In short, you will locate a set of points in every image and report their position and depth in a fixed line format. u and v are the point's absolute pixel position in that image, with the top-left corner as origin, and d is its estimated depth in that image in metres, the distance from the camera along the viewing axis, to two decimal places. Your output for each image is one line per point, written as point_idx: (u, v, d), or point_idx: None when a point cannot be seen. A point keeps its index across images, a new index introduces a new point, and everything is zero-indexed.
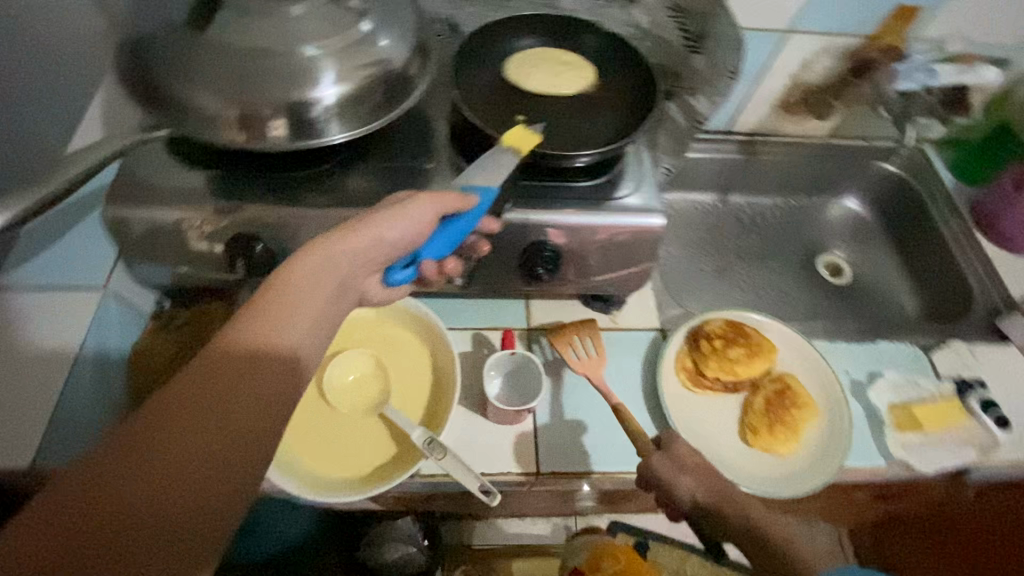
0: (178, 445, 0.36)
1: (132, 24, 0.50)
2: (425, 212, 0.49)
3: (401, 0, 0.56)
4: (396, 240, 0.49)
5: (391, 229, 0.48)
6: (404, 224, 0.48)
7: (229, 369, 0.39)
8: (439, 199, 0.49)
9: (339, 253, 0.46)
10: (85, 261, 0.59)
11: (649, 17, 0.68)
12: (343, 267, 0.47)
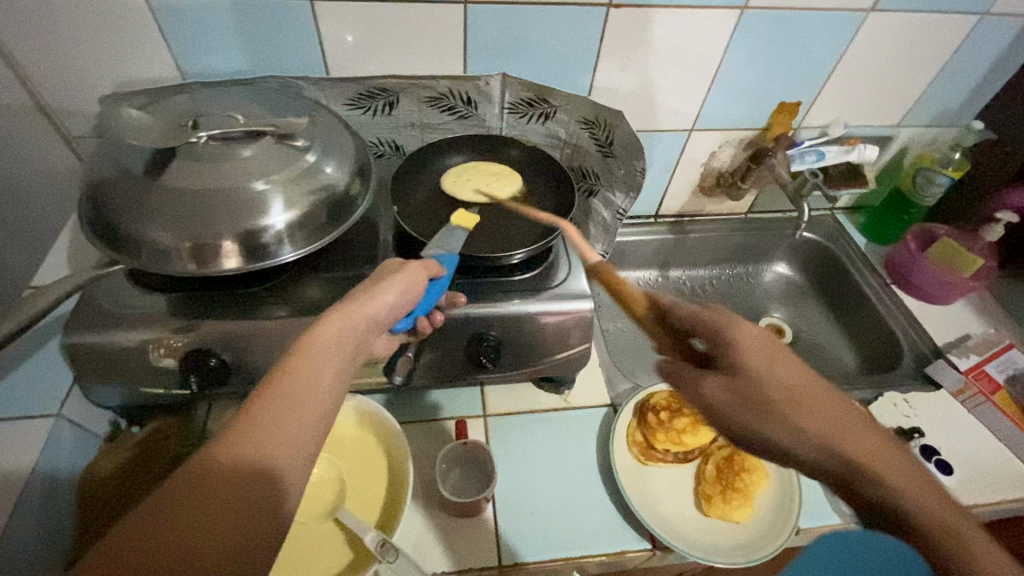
0: (203, 516, 0.35)
1: (97, 172, 0.56)
2: (417, 277, 0.53)
3: (343, 133, 0.64)
4: (392, 305, 0.51)
5: (387, 293, 0.50)
6: (398, 289, 0.51)
7: (252, 435, 0.39)
8: (428, 264, 0.54)
9: (358, 316, 0.48)
10: (30, 393, 0.59)
11: (565, 129, 0.79)
12: (360, 332, 0.48)
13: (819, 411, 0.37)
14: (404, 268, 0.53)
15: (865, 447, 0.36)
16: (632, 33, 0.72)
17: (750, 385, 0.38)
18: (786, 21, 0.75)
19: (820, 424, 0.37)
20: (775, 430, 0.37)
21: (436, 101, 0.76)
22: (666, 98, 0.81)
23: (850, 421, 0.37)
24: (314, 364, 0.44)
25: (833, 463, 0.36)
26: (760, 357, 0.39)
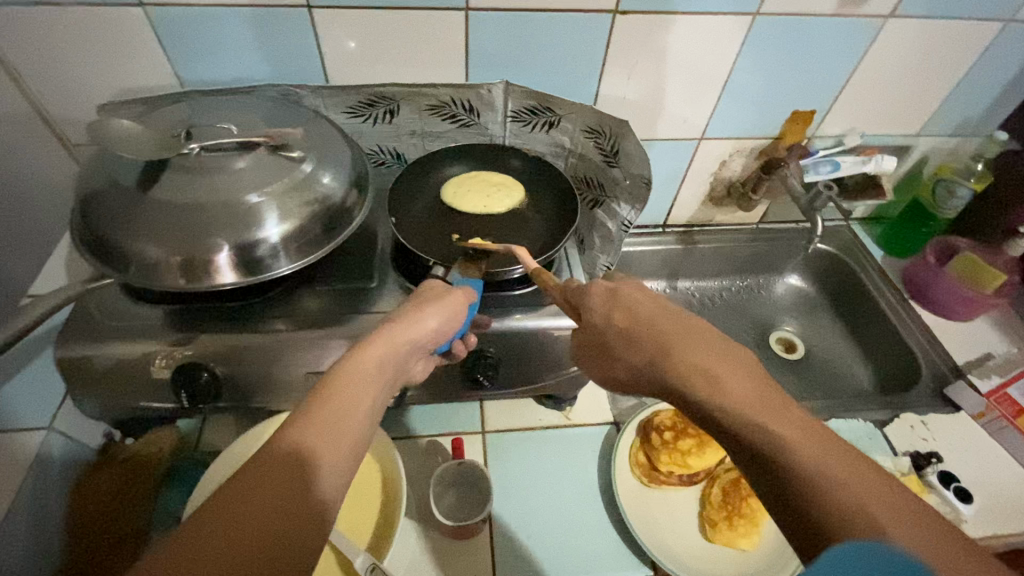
0: (233, 541, 0.32)
1: (91, 183, 0.55)
2: (459, 303, 0.52)
3: (341, 143, 0.63)
4: (434, 330, 0.50)
5: (431, 318, 0.49)
6: (443, 314, 0.50)
7: (296, 448, 0.37)
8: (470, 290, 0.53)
9: (399, 341, 0.47)
10: (30, 402, 0.59)
11: (569, 138, 0.77)
12: (399, 356, 0.46)
13: (644, 335, 0.42)
14: (446, 293, 0.52)
15: (682, 361, 0.39)
16: (640, 40, 0.70)
17: (599, 330, 0.45)
18: (800, 27, 0.72)
19: (647, 347, 0.42)
20: (611, 363, 0.45)
21: (437, 109, 0.74)
22: (675, 107, 0.79)
23: (673, 336, 0.41)
24: (365, 381, 0.43)
25: (662, 384, 0.41)
26: (601, 305, 0.46)
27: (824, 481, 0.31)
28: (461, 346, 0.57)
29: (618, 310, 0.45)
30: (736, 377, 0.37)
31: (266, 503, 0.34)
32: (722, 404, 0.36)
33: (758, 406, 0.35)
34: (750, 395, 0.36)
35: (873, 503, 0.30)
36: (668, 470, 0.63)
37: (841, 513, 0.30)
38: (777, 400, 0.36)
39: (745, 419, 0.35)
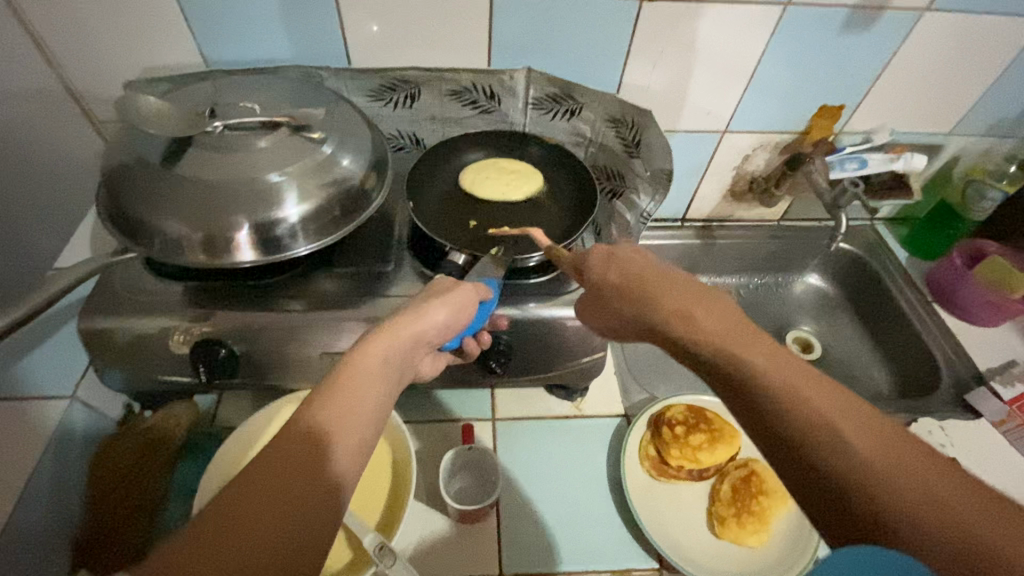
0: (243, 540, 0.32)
1: (116, 158, 0.56)
2: (468, 299, 0.51)
3: (361, 126, 0.63)
4: (442, 325, 0.49)
5: (437, 313, 0.48)
6: (450, 309, 0.49)
7: (303, 443, 0.37)
8: (479, 286, 0.52)
9: (407, 334, 0.46)
10: (56, 373, 0.61)
11: (591, 127, 0.77)
12: (408, 348, 0.46)
13: (634, 287, 0.45)
14: (455, 288, 0.51)
15: (665, 308, 0.43)
16: (666, 28, 0.69)
17: (598, 289, 0.48)
18: (832, 19, 0.70)
19: (636, 299, 0.45)
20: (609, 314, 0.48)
21: (458, 95, 0.74)
22: (699, 98, 0.78)
23: (658, 285, 0.44)
24: (374, 371, 0.43)
25: (651, 331, 0.44)
26: (598, 266, 0.48)
27: (790, 401, 0.34)
28: (474, 345, 0.57)
29: (612, 268, 0.48)
30: (714, 320, 0.41)
31: (282, 488, 0.35)
32: (701, 344, 0.40)
33: (732, 341, 0.39)
34: (727, 333, 0.39)
35: (836, 417, 0.33)
36: (678, 465, 0.62)
37: (806, 427, 0.33)
38: (753, 336, 0.39)
39: (720, 354, 0.39)
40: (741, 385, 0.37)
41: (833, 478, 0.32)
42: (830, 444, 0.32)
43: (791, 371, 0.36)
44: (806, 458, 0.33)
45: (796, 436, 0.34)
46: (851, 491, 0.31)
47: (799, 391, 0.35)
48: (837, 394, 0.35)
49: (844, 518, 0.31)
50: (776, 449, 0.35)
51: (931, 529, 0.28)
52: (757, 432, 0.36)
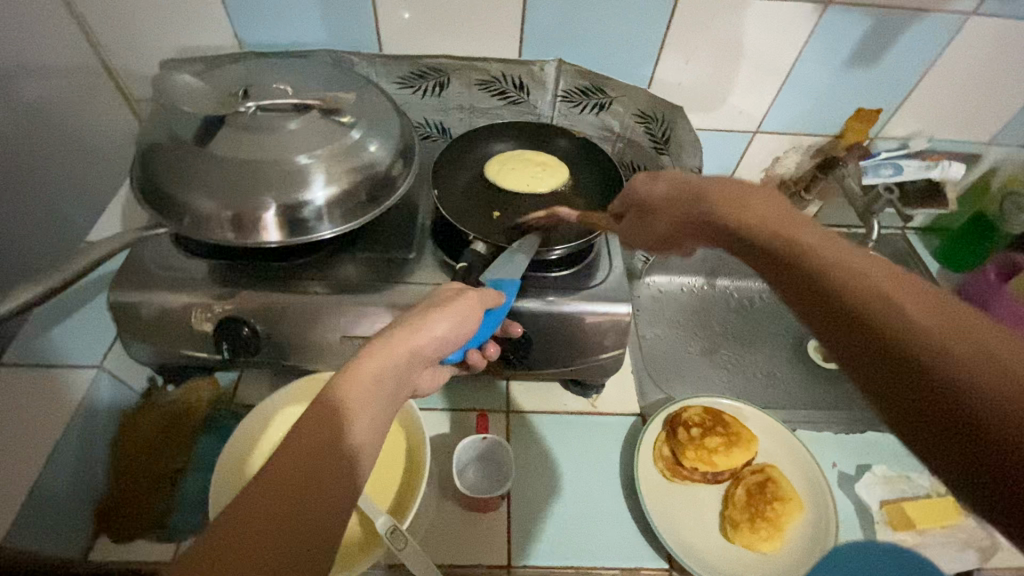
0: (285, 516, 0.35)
1: (151, 134, 0.57)
2: (471, 309, 0.50)
3: (390, 112, 0.63)
4: (443, 337, 0.48)
5: (439, 325, 0.48)
6: (451, 320, 0.48)
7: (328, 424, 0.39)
8: (483, 296, 0.52)
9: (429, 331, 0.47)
10: (85, 343, 0.63)
11: (619, 122, 0.76)
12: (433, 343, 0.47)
13: (681, 193, 0.48)
14: (458, 298, 0.50)
15: (711, 196, 0.45)
16: (701, 24, 0.68)
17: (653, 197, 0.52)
18: (874, 19, 0.69)
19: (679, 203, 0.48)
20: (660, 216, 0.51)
21: (488, 85, 0.74)
22: (731, 96, 0.76)
23: (707, 185, 0.46)
24: (399, 357, 0.45)
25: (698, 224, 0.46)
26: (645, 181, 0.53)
27: (834, 267, 0.34)
28: (477, 355, 0.58)
29: (662, 181, 0.51)
30: (763, 207, 0.41)
31: (312, 465, 0.37)
32: (745, 229, 0.41)
33: (777, 223, 0.39)
34: (771, 218, 0.40)
35: (884, 280, 0.32)
36: (692, 466, 0.62)
37: (851, 286, 0.33)
38: (798, 222, 0.39)
39: (767, 233, 0.39)
40: (785, 257, 0.37)
41: (883, 328, 0.31)
42: (878, 300, 0.31)
43: (834, 246, 0.36)
44: (829, 299, 0.33)
45: (841, 299, 0.33)
46: (900, 340, 0.30)
47: (842, 260, 0.34)
48: (884, 264, 0.33)
49: (888, 369, 0.30)
50: (819, 314, 0.34)
51: (940, 342, 0.29)
52: (798, 303, 0.36)
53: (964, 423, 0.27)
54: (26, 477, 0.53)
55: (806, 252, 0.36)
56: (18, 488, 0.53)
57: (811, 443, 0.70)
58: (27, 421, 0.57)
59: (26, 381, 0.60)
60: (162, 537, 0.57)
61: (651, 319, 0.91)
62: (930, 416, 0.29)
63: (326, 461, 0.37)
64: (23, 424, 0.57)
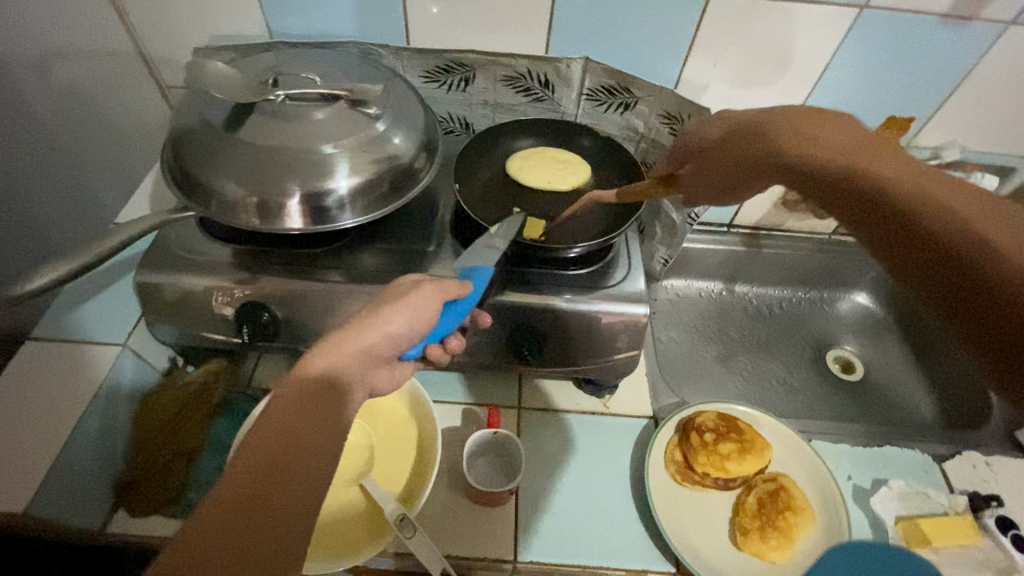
0: (279, 465, 0.38)
1: (182, 120, 0.58)
2: (429, 304, 0.48)
3: (415, 105, 0.63)
4: (400, 334, 0.47)
5: (392, 321, 0.46)
6: (406, 315, 0.47)
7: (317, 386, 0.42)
8: (442, 288, 0.49)
9: (395, 314, 0.47)
10: (110, 321, 0.64)
11: (643, 122, 0.76)
12: (404, 325, 0.47)
13: (743, 133, 0.54)
14: (414, 291, 0.48)
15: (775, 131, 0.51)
16: (732, 24, 0.67)
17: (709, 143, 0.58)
18: (911, 24, 0.67)
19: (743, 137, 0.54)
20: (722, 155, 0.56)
21: (513, 81, 0.73)
22: (759, 99, 0.76)
23: (768, 125, 0.52)
24: (380, 325, 0.46)
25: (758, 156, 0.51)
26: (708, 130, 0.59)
27: (888, 183, 0.40)
28: (438, 350, 0.56)
29: (718, 128, 0.57)
30: (824, 136, 0.47)
31: (303, 420, 0.40)
32: (802, 157, 0.47)
33: (834, 150, 0.45)
34: (829, 147, 0.46)
35: (932, 189, 0.38)
36: (704, 472, 0.61)
37: (903, 198, 0.39)
38: (861, 145, 0.45)
39: (824, 160, 0.45)
40: (840, 177, 0.43)
41: (929, 230, 0.37)
42: (930, 207, 0.38)
43: (894, 165, 0.42)
44: (880, 203, 0.40)
45: (895, 208, 0.39)
46: (946, 236, 0.36)
47: (895, 176, 0.41)
48: (937, 175, 0.40)
49: (930, 263, 0.37)
50: (875, 223, 0.41)
51: (976, 229, 0.35)
52: (854, 215, 0.43)
53: (994, 296, 0.34)
54: (48, 449, 0.55)
55: (862, 171, 0.42)
56: (41, 460, 0.54)
57: (827, 454, 0.69)
58: (51, 394, 0.59)
59: (52, 356, 0.62)
60: (176, 513, 0.58)
61: (667, 322, 0.90)
62: (967, 294, 0.35)
63: (273, 487, 0.38)
64: (47, 397, 0.58)
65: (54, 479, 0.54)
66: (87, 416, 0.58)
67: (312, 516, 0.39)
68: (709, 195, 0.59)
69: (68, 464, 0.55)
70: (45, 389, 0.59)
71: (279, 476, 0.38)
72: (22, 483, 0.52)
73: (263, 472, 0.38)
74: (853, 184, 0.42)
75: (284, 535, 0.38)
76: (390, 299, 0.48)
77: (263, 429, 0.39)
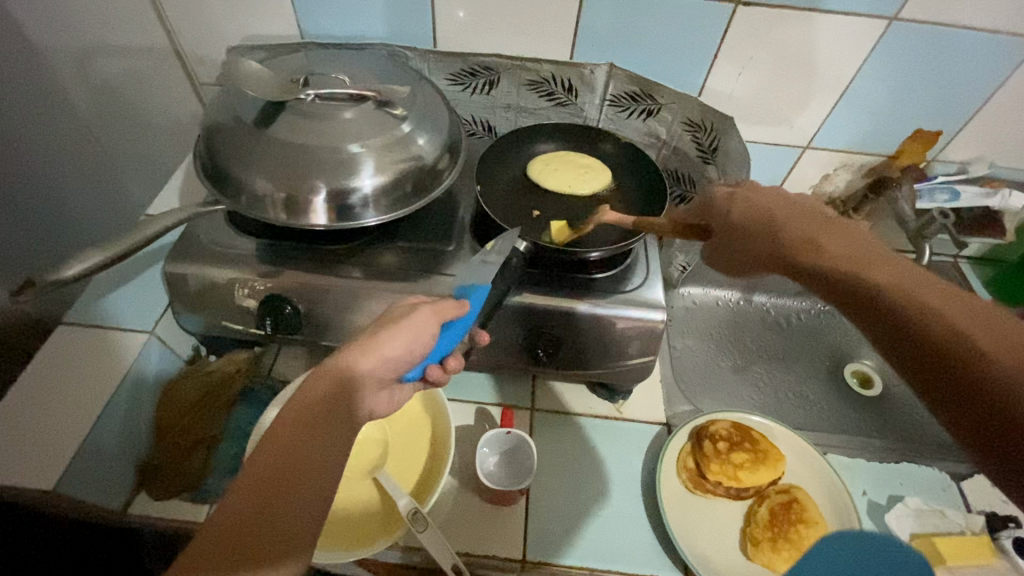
0: (292, 456, 0.40)
1: (216, 116, 0.60)
2: (426, 325, 0.49)
3: (440, 107, 0.64)
4: (397, 356, 0.48)
5: (389, 345, 0.47)
6: (404, 337, 0.48)
7: (331, 383, 0.44)
8: (438, 309, 0.51)
9: (398, 331, 0.48)
10: (138, 309, 0.66)
11: (666, 129, 0.77)
12: (406, 343, 0.48)
13: (757, 222, 0.56)
14: (411, 314, 0.49)
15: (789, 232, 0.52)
16: (759, 33, 0.67)
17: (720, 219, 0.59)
18: (941, 38, 0.67)
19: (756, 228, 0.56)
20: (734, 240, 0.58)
21: (537, 86, 0.75)
22: (782, 110, 0.75)
23: (783, 220, 0.54)
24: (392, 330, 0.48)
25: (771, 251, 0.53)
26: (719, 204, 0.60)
27: (897, 292, 0.41)
28: (438, 371, 0.55)
29: (739, 206, 0.57)
30: (837, 244, 0.49)
31: (316, 414, 0.42)
32: (818, 262, 0.47)
33: (852, 257, 0.46)
34: (848, 252, 0.47)
35: (948, 310, 0.39)
36: (716, 480, 0.61)
37: (919, 310, 0.39)
38: (874, 256, 0.46)
39: (852, 273, 0.44)
40: (853, 286, 0.44)
41: (945, 348, 0.37)
42: (940, 324, 0.38)
43: (902, 276, 0.43)
44: (898, 315, 0.40)
45: (914, 325, 0.39)
46: (953, 349, 0.37)
47: (909, 289, 0.41)
48: (951, 297, 0.40)
49: (941, 378, 0.37)
50: (887, 333, 0.41)
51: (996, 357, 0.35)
52: (866, 323, 0.42)
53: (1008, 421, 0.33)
54: (77, 430, 0.56)
55: (872, 283, 0.43)
56: (69, 441, 0.56)
57: (842, 468, 0.68)
58: (80, 378, 0.61)
59: (83, 341, 0.64)
60: (193, 497, 0.60)
61: (683, 330, 0.90)
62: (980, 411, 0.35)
63: (270, 505, 0.38)
64: (77, 381, 0.60)
65: (81, 460, 0.55)
66: (113, 400, 0.59)
67: (325, 503, 0.40)
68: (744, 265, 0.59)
69: (95, 446, 0.57)
70: (75, 373, 0.61)
71: (290, 475, 0.40)
72: (51, 463, 0.54)
73: (279, 463, 0.40)
74: (866, 292, 0.43)
75: (297, 530, 0.39)
76: (393, 320, 0.49)
77: (279, 426, 0.41)
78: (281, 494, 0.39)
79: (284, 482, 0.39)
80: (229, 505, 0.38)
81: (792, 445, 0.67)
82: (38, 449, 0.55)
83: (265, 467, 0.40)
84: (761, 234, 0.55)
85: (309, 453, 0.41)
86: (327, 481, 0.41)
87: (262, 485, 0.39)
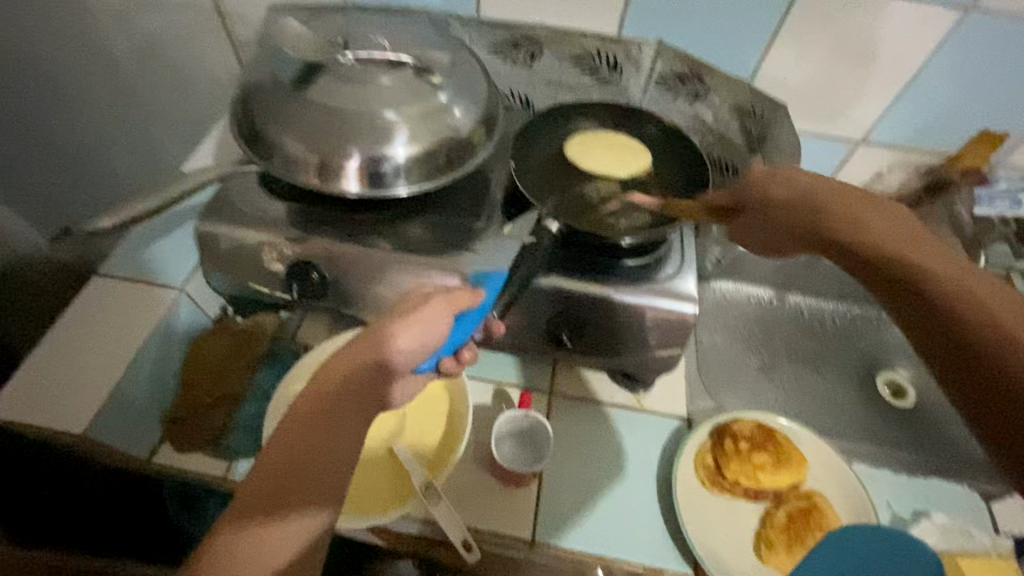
0: (315, 425, 0.40)
1: (254, 74, 0.59)
2: (440, 316, 0.46)
3: (478, 76, 0.62)
4: (411, 351, 0.44)
5: (402, 337, 0.44)
6: (416, 328, 0.44)
7: (357, 359, 0.43)
8: (453, 301, 0.47)
9: (412, 324, 0.44)
10: (169, 265, 0.67)
11: (712, 113, 0.73)
12: (418, 339, 0.44)
13: (798, 204, 0.52)
14: (425, 305, 0.46)
15: (834, 215, 0.50)
16: (821, 16, 0.63)
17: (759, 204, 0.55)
18: (1020, 27, 0.62)
19: (814, 213, 0.51)
20: (824, 223, 0.50)
21: (580, 61, 0.72)
22: (840, 99, 0.71)
23: (818, 197, 0.51)
24: (421, 313, 0.45)
25: (823, 240, 0.50)
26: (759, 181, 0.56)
27: (960, 297, 0.41)
28: (452, 363, 0.54)
29: (783, 184, 0.54)
30: (879, 224, 0.48)
31: (341, 390, 0.42)
32: (888, 256, 0.45)
33: (905, 246, 0.46)
34: (897, 242, 0.46)
35: (1004, 314, 0.39)
36: (734, 480, 0.60)
37: (976, 324, 0.39)
38: (938, 253, 0.45)
39: (898, 271, 0.44)
40: (887, 274, 0.45)
41: (989, 338, 0.38)
42: (1005, 337, 0.38)
43: (956, 271, 0.42)
44: (972, 335, 0.39)
45: (963, 326, 0.40)
46: (990, 348, 0.38)
47: (976, 296, 0.40)
48: (994, 291, 0.41)
49: (996, 393, 0.37)
50: (940, 333, 0.41)
51: None
52: (898, 305, 0.44)
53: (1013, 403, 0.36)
54: (107, 380, 0.58)
55: (924, 273, 0.43)
56: (98, 391, 0.57)
57: (866, 478, 0.67)
58: (112, 329, 0.62)
59: (114, 293, 0.65)
60: (213, 451, 0.59)
61: (711, 325, 0.87)
62: (986, 393, 0.38)
63: (294, 467, 0.39)
64: (109, 332, 0.62)
65: (108, 409, 0.57)
66: (141, 354, 0.60)
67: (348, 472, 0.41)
68: (776, 246, 0.55)
69: (122, 395, 0.58)
70: (106, 324, 0.62)
71: (311, 445, 0.40)
72: (80, 410, 0.56)
73: (304, 430, 0.40)
74: (921, 299, 0.42)
75: (313, 496, 0.39)
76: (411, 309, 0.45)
77: (310, 392, 0.42)
78: (302, 459, 0.40)
79: (306, 449, 0.40)
80: (262, 464, 0.40)
81: (819, 454, 0.65)
82: (70, 397, 0.57)
83: (291, 431, 0.41)
84: (817, 211, 0.51)
85: (334, 426, 0.41)
86: (347, 453, 0.41)
87: (285, 447, 0.40)
